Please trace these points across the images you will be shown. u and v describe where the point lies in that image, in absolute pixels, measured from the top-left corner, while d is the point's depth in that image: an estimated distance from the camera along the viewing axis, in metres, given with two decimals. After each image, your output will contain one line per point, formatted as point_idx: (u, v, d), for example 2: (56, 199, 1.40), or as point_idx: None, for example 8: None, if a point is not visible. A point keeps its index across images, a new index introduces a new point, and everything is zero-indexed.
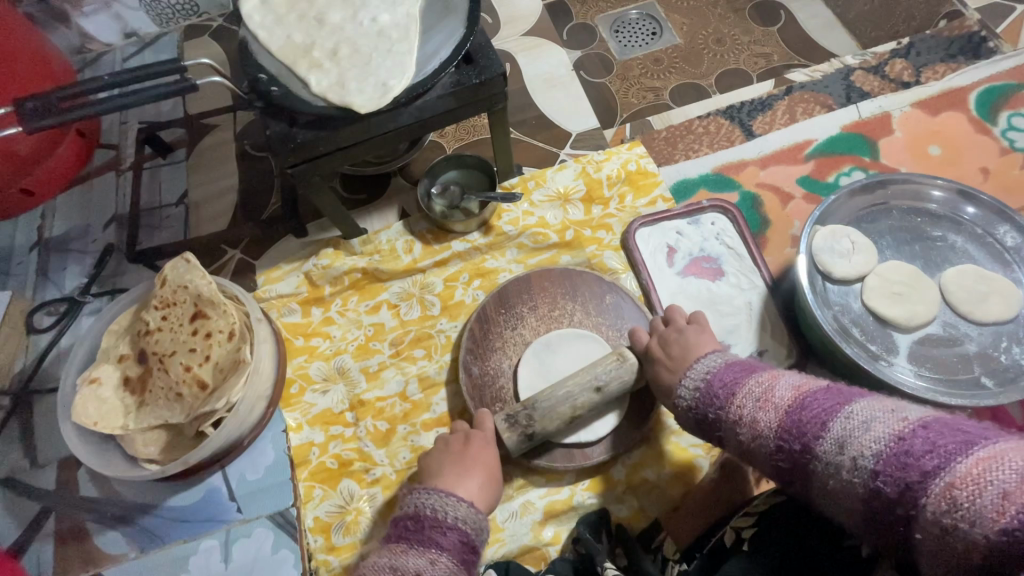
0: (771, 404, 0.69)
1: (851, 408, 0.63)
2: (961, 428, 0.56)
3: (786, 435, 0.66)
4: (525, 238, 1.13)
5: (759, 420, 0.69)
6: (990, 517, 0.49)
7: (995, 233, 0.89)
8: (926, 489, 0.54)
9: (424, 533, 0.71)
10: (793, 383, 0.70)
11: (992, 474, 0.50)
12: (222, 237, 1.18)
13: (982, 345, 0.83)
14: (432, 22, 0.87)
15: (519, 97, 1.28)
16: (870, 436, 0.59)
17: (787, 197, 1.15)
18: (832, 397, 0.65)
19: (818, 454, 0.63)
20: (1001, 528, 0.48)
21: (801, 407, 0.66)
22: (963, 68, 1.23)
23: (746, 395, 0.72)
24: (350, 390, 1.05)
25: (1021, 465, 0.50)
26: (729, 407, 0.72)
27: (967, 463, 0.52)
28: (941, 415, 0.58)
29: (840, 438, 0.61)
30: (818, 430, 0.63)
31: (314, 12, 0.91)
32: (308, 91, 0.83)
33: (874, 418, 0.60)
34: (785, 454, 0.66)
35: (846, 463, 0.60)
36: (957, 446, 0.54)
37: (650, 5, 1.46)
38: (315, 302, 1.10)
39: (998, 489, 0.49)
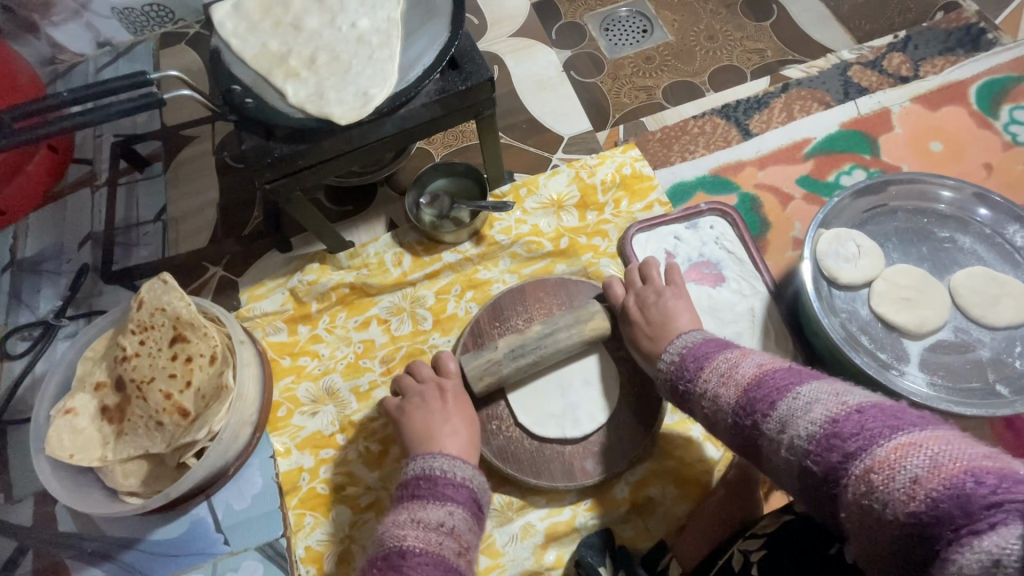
0: (731, 380, 0.70)
1: (801, 390, 0.62)
2: (895, 412, 0.53)
3: (738, 411, 0.67)
4: (518, 247, 1.09)
5: (719, 395, 0.70)
6: (899, 500, 0.48)
7: (1004, 233, 0.86)
8: (846, 470, 0.53)
9: (437, 489, 0.72)
10: (759, 361, 0.70)
11: (907, 459, 0.49)
12: (204, 253, 1.13)
13: (995, 351, 0.80)
14: (414, 26, 0.83)
15: (508, 101, 1.24)
16: (809, 416, 0.59)
17: (787, 198, 1.12)
18: (788, 377, 0.65)
19: (764, 431, 0.63)
20: (909, 512, 0.47)
21: (757, 384, 0.66)
22: (962, 61, 1.20)
23: (710, 371, 0.73)
24: (340, 411, 1.00)
25: (940, 452, 0.48)
26: (695, 380, 0.74)
27: (887, 447, 0.51)
28: (883, 401, 0.56)
29: (783, 416, 0.61)
30: (766, 409, 0.64)
31: (290, 17, 0.87)
32: (285, 102, 0.79)
33: (816, 399, 0.59)
34: (738, 428, 0.67)
35: (785, 440, 0.60)
36: (882, 430, 0.52)
37: (640, 2, 1.42)
38: (302, 319, 1.06)
39: (912, 474, 0.48)
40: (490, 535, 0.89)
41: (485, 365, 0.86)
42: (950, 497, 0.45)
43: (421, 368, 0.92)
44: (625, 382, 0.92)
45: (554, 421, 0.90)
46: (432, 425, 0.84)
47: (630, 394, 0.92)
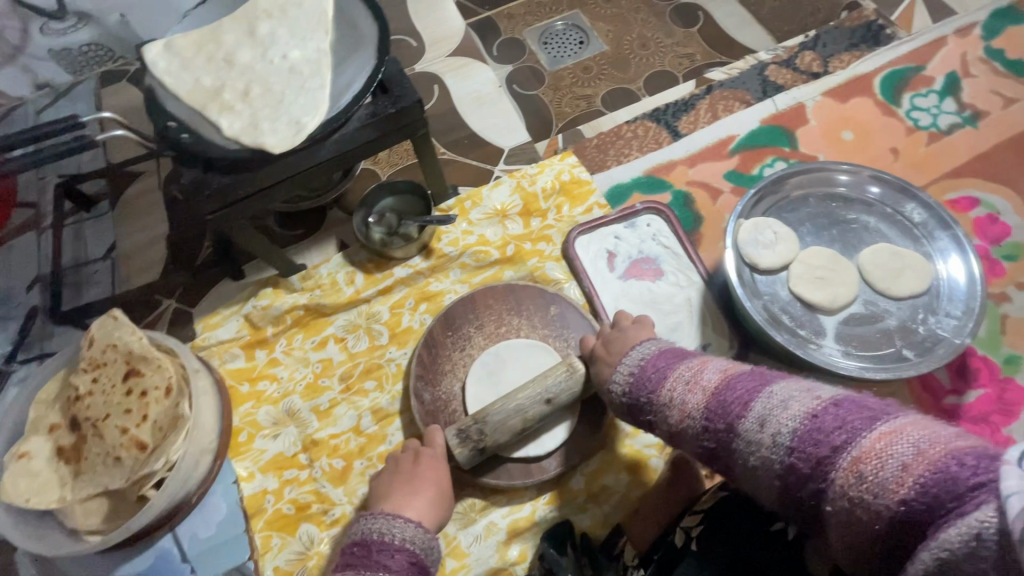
0: (698, 387, 0.71)
1: (773, 390, 0.65)
2: (868, 405, 0.58)
3: (712, 416, 0.68)
4: (467, 257, 1.13)
5: (688, 402, 0.71)
6: (890, 489, 0.52)
7: (903, 211, 0.94)
8: (834, 464, 0.56)
9: (371, 558, 0.71)
10: (721, 367, 0.73)
11: (893, 447, 0.53)
12: (156, 287, 1.14)
13: (902, 319, 0.87)
14: (343, 55, 0.87)
15: (449, 118, 1.29)
16: (787, 414, 0.62)
17: (716, 192, 1.19)
18: (755, 379, 0.68)
19: (740, 433, 0.65)
20: (900, 499, 0.51)
21: (727, 389, 0.69)
22: (866, 56, 1.30)
23: (677, 379, 0.74)
24: (302, 431, 1.02)
25: (919, 438, 0.53)
26: (661, 391, 0.75)
27: (871, 437, 0.55)
28: (852, 394, 0.61)
29: (760, 417, 0.64)
30: (741, 411, 0.66)
31: (223, 52, 0.89)
32: (220, 135, 0.81)
33: (791, 398, 0.63)
34: (710, 434, 0.68)
35: (765, 441, 0.62)
36: (864, 422, 0.56)
37: (575, 15, 1.49)
38: (258, 344, 1.08)
39: (900, 462, 0.52)
40: (455, 538, 0.92)
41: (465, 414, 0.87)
42: (938, 481, 0.49)
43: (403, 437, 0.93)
44: None
45: None
46: (398, 487, 0.86)
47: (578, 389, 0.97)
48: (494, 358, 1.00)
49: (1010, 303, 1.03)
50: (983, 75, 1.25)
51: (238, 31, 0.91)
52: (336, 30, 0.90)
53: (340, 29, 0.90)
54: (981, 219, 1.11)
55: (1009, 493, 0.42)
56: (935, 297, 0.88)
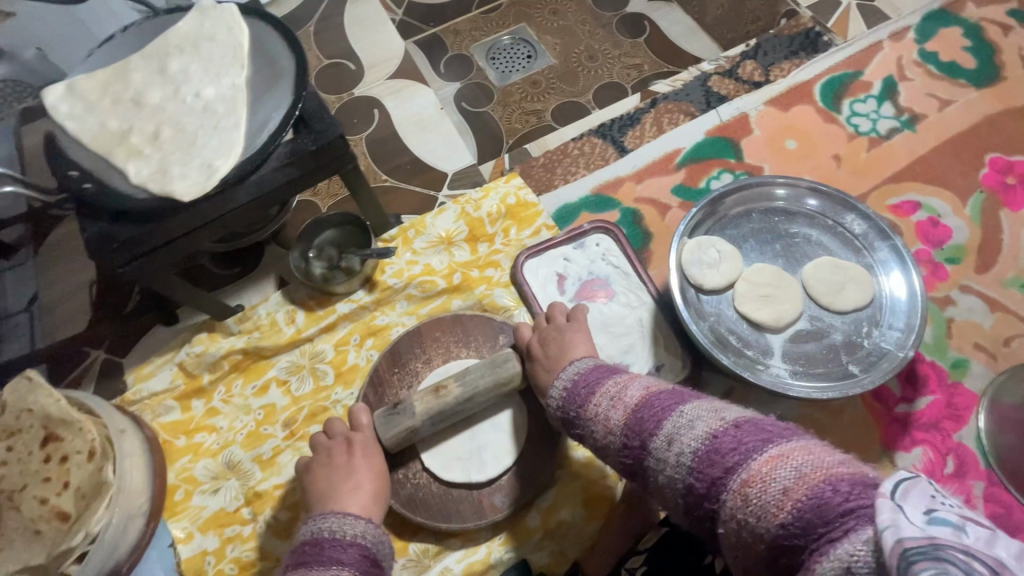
0: (620, 404, 0.70)
1: (683, 408, 0.63)
2: (767, 426, 0.56)
3: (627, 432, 0.67)
4: (412, 288, 1.09)
5: (609, 418, 0.70)
6: (771, 512, 0.50)
7: (843, 222, 0.93)
8: (726, 485, 0.54)
9: (324, 554, 0.70)
10: (646, 384, 0.71)
11: (777, 471, 0.51)
12: (84, 338, 1.07)
13: (846, 333, 0.86)
14: (260, 91, 0.82)
15: (390, 142, 1.26)
16: (691, 434, 0.60)
17: (664, 208, 1.18)
18: (671, 397, 0.66)
19: (650, 451, 0.63)
20: (779, 522, 0.49)
21: (643, 406, 0.67)
22: (805, 63, 1.30)
23: (602, 395, 0.73)
24: (244, 484, 0.97)
25: (803, 462, 0.50)
26: (587, 406, 0.74)
27: (760, 460, 0.53)
28: (756, 415, 0.58)
29: (669, 435, 0.62)
30: (653, 428, 0.64)
31: (130, 92, 0.84)
32: (127, 183, 0.76)
33: (698, 417, 0.61)
34: (625, 451, 0.67)
35: (670, 459, 0.61)
36: (757, 444, 0.54)
37: (522, 29, 1.47)
38: (195, 394, 1.02)
39: (782, 485, 0.50)
40: None
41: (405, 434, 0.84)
42: (813, 506, 0.47)
43: (331, 424, 0.90)
44: (528, 409, 0.93)
45: (456, 460, 0.90)
46: (334, 482, 0.82)
47: (532, 423, 0.93)
48: (437, 376, 0.98)
49: (955, 306, 1.04)
50: (919, 78, 1.26)
51: (148, 69, 0.86)
52: (252, 64, 0.85)
53: (256, 63, 0.85)
54: (923, 223, 1.12)
55: (882, 527, 0.39)
56: (878, 309, 0.87)
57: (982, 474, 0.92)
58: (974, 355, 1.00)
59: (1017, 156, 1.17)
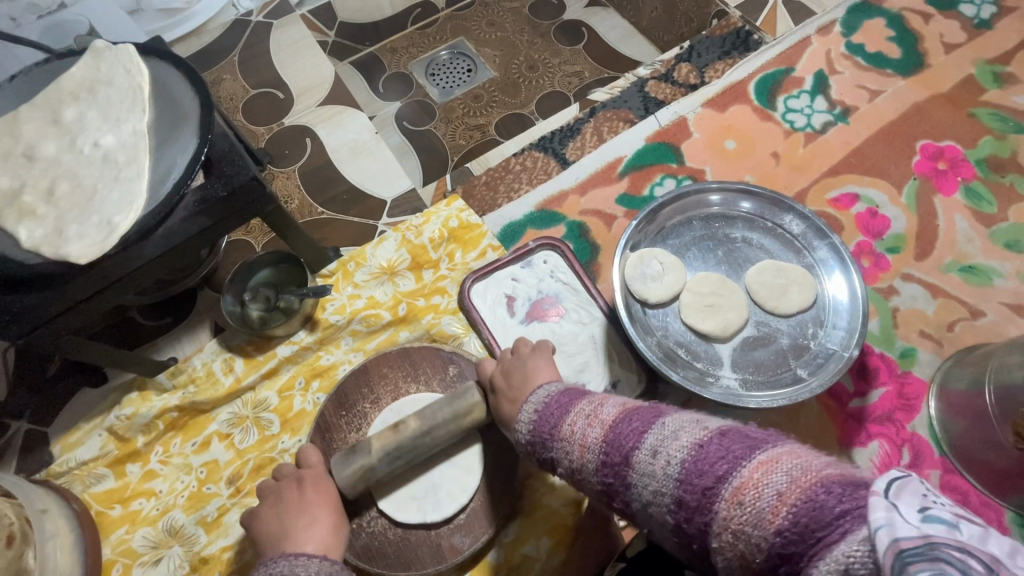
0: (596, 421, 0.63)
1: (664, 421, 0.59)
2: (752, 433, 0.53)
3: (607, 449, 0.60)
4: (356, 324, 1.05)
5: (586, 438, 0.63)
6: (766, 519, 0.46)
7: (782, 223, 0.93)
8: (717, 496, 0.50)
9: None
10: (619, 401, 0.65)
11: (769, 476, 0.48)
12: (3, 409, 0.99)
13: (793, 337, 0.86)
14: (164, 136, 0.77)
15: (325, 172, 1.22)
16: (676, 445, 0.55)
17: (610, 218, 1.16)
18: (649, 411, 0.61)
19: (634, 467, 0.57)
20: (774, 530, 0.45)
21: (622, 422, 0.61)
22: (737, 62, 1.30)
23: (576, 414, 0.65)
24: (189, 550, 0.90)
25: (793, 465, 0.48)
26: (560, 427, 0.65)
27: (750, 467, 0.49)
28: (738, 424, 0.56)
29: (652, 448, 0.57)
30: (635, 443, 0.58)
31: (21, 146, 0.78)
32: (20, 247, 0.71)
33: (681, 427, 0.57)
34: (606, 471, 0.60)
35: (656, 474, 0.55)
36: (744, 450, 0.51)
37: (460, 43, 1.44)
38: (128, 458, 0.95)
39: (774, 491, 0.47)
40: None
41: (358, 473, 0.80)
42: (809, 509, 0.44)
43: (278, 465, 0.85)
44: (484, 440, 0.90)
45: (410, 502, 0.86)
46: (287, 519, 0.78)
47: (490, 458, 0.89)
48: (394, 410, 0.93)
49: (899, 296, 1.05)
50: (848, 70, 1.28)
51: (39, 120, 0.80)
52: (155, 108, 0.80)
53: (159, 106, 0.80)
54: (863, 215, 1.13)
55: (877, 526, 0.38)
56: (821, 309, 0.88)
57: (937, 463, 0.93)
58: (920, 343, 1.01)
59: (946, 142, 1.19)
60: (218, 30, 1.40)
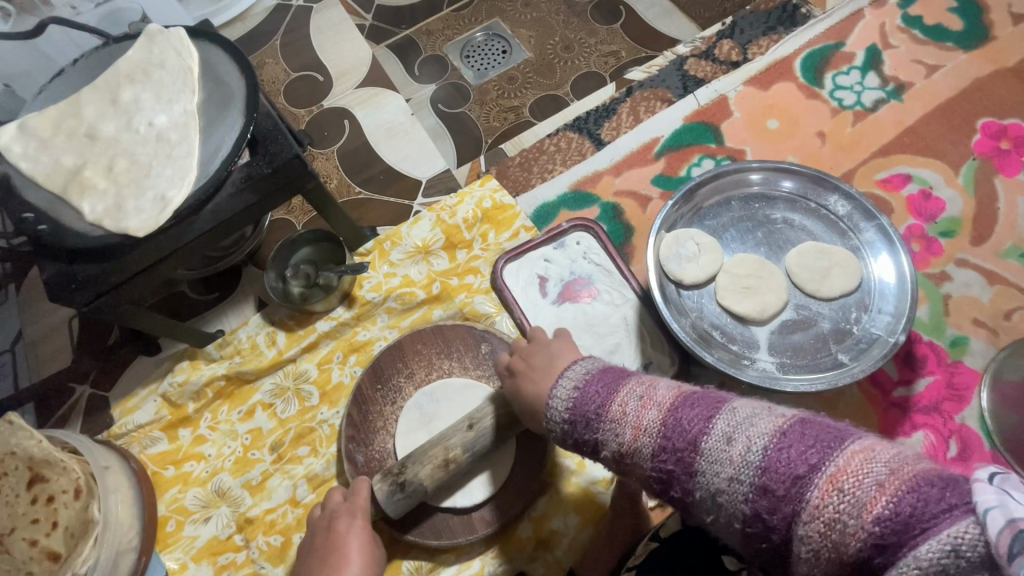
0: (653, 402, 0.55)
1: (732, 404, 0.53)
2: (832, 422, 0.49)
3: (669, 433, 0.53)
4: (392, 301, 1.08)
5: (643, 420, 0.55)
6: (868, 509, 0.42)
7: (827, 204, 0.90)
8: (808, 484, 0.45)
9: None
10: (673, 382, 0.58)
11: (866, 466, 0.43)
12: (70, 373, 1.07)
13: (834, 321, 0.84)
14: (212, 115, 0.81)
15: (362, 154, 1.25)
16: (753, 430, 0.49)
17: (645, 199, 1.15)
18: (712, 394, 0.54)
19: (701, 453, 0.51)
20: (874, 518, 0.41)
21: (686, 403, 0.54)
22: (783, 38, 1.24)
23: (628, 394, 0.57)
24: (235, 510, 0.96)
25: (890, 456, 0.44)
26: (612, 407, 0.57)
27: (844, 456, 0.45)
28: (811, 413, 0.51)
29: (724, 433, 0.50)
30: (704, 426, 0.51)
31: (84, 126, 0.83)
32: (84, 221, 0.76)
33: (754, 412, 0.51)
34: (665, 457, 0.53)
35: (731, 460, 0.49)
36: (832, 438, 0.46)
37: (494, 23, 1.43)
38: (180, 423, 1.01)
39: (875, 479, 0.43)
40: None
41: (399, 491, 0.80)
42: (913, 499, 0.41)
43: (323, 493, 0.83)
44: None
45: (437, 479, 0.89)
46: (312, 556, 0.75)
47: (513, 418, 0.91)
48: (427, 395, 0.96)
49: (952, 282, 1.00)
50: (903, 44, 1.21)
51: (100, 101, 0.85)
52: (204, 88, 0.83)
53: (207, 86, 0.84)
54: (914, 197, 1.08)
55: (989, 508, 0.36)
56: (866, 293, 0.85)
57: (987, 456, 0.89)
58: (973, 331, 0.96)
59: (1010, 119, 1.12)
60: (261, 15, 1.43)
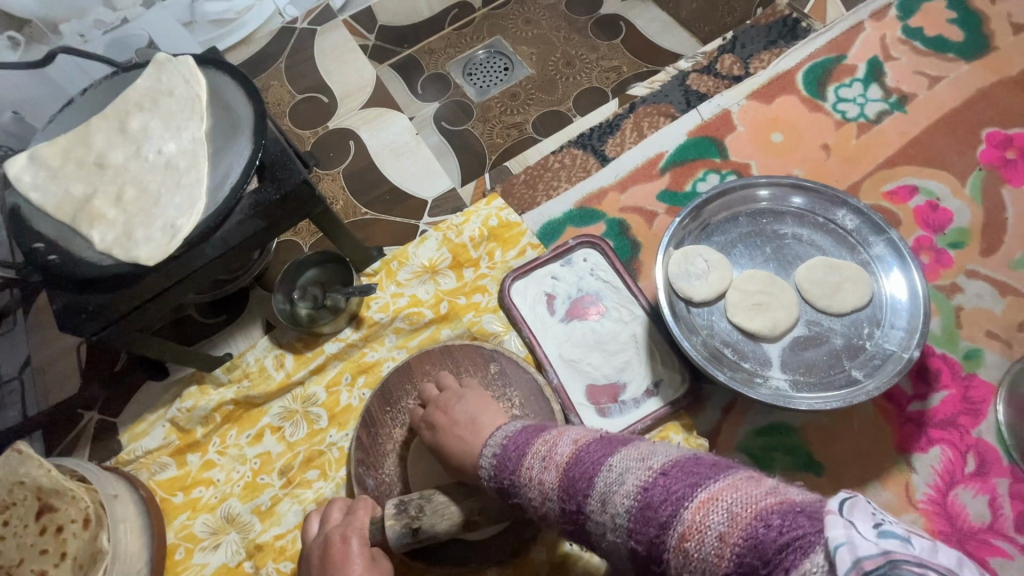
0: (551, 464, 0.62)
1: (613, 461, 0.58)
2: (693, 468, 0.53)
3: (564, 494, 0.60)
4: (400, 321, 1.07)
5: (543, 483, 0.62)
6: (713, 563, 0.47)
7: (835, 219, 0.90)
8: (665, 542, 0.50)
9: None
10: (574, 436, 0.64)
11: (708, 518, 0.48)
12: (78, 399, 1.07)
13: (846, 337, 0.83)
14: (221, 142, 0.81)
15: (367, 174, 1.26)
16: (622, 490, 0.55)
17: (651, 215, 1.15)
18: (599, 450, 0.60)
19: (589, 513, 0.57)
20: (721, 572, 0.46)
21: (576, 465, 0.60)
22: (784, 52, 1.25)
23: (533, 457, 0.64)
24: (245, 536, 0.95)
25: (732, 501, 0.48)
26: (520, 472, 0.64)
27: (690, 510, 0.49)
28: (680, 458, 0.55)
29: (602, 494, 0.56)
30: (588, 487, 0.58)
31: (93, 154, 0.84)
32: (94, 250, 0.76)
33: (627, 469, 0.56)
34: (566, 516, 0.60)
35: (610, 520, 0.55)
36: (685, 490, 0.51)
37: (496, 41, 1.44)
38: (189, 448, 1.01)
39: (715, 532, 0.47)
40: None
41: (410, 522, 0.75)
42: (749, 547, 0.45)
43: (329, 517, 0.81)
44: None
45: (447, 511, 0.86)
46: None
47: None
48: None
49: (963, 294, 1.00)
50: (905, 56, 1.21)
51: (108, 130, 0.85)
52: (212, 115, 0.84)
53: (215, 113, 0.84)
54: (922, 208, 1.08)
55: (838, 544, 0.40)
56: (878, 308, 0.84)
57: (1006, 471, 0.87)
58: (986, 343, 0.96)
59: (1015, 129, 1.12)
60: (264, 39, 1.42)
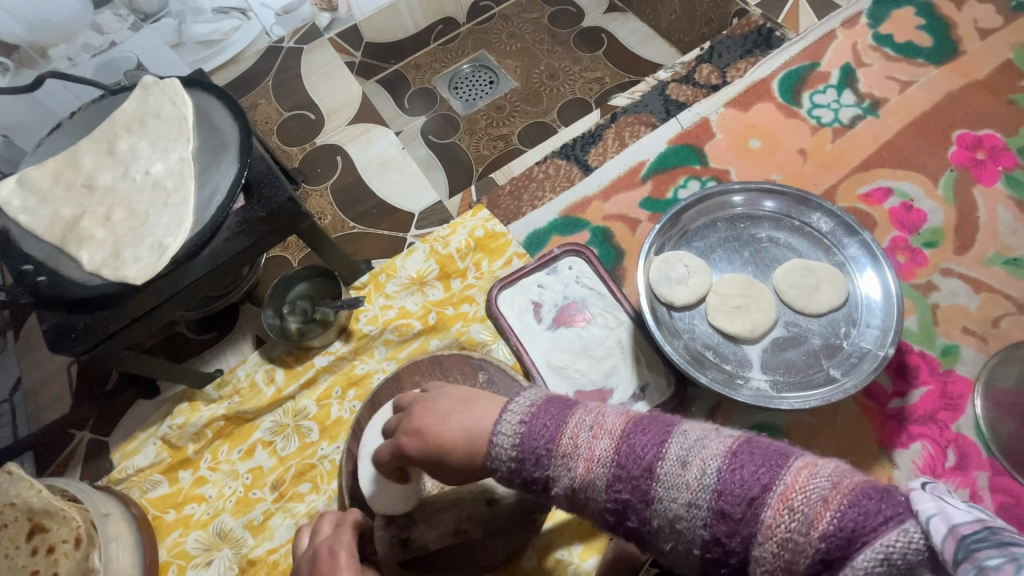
0: (605, 429, 0.55)
1: (683, 428, 0.53)
2: (773, 441, 0.51)
3: (624, 460, 0.52)
4: (389, 333, 1.09)
5: (596, 448, 0.54)
6: (815, 525, 0.43)
7: (810, 221, 0.92)
8: (761, 504, 0.46)
9: None
10: (622, 409, 0.58)
11: (810, 482, 0.45)
12: (69, 419, 1.07)
13: (824, 336, 0.85)
14: (207, 162, 0.83)
15: (355, 189, 1.27)
16: (706, 452, 0.50)
17: (634, 222, 1.17)
18: (661, 419, 0.55)
19: (657, 479, 0.51)
20: (820, 535, 0.43)
21: (639, 429, 0.54)
22: (760, 61, 1.28)
23: (577, 423, 0.56)
24: (237, 552, 0.95)
25: (830, 470, 0.46)
26: (563, 438, 0.56)
27: (790, 474, 0.47)
28: (756, 433, 0.53)
29: (679, 457, 0.51)
30: (659, 451, 0.52)
31: (82, 177, 0.85)
32: (83, 271, 0.77)
33: (703, 435, 0.52)
34: (621, 485, 0.52)
35: (687, 484, 0.49)
36: (777, 458, 0.48)
37: (481, 55, 1.48)
38: (181, 465, 1.01)
39: (818, 495, 0.44)
40: None
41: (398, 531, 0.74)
42: (854, 513, 0.42)
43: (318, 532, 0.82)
44: None
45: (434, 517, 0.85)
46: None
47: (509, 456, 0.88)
48: None
49: (939, 292, 1.02)
50: (876, 62, 1.25)
51: (97, 152, 0.87)
52: (198, 135, 0.86)
53: (201, 133, 0.86)
54: (896, 209, 1.10)
55: (931, 516, 0.39)
56: (854, 308, 0.86)
57: (985, 464, 0.89)
58: (963, 340, 0.98)
59: (984, 130, 1.15)
60: (253, 58, 1.43)
